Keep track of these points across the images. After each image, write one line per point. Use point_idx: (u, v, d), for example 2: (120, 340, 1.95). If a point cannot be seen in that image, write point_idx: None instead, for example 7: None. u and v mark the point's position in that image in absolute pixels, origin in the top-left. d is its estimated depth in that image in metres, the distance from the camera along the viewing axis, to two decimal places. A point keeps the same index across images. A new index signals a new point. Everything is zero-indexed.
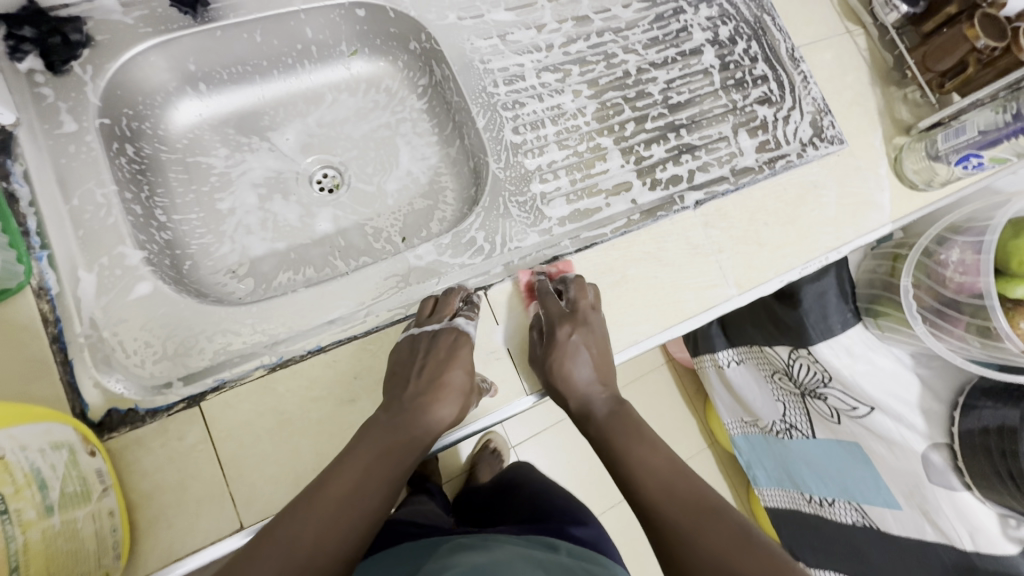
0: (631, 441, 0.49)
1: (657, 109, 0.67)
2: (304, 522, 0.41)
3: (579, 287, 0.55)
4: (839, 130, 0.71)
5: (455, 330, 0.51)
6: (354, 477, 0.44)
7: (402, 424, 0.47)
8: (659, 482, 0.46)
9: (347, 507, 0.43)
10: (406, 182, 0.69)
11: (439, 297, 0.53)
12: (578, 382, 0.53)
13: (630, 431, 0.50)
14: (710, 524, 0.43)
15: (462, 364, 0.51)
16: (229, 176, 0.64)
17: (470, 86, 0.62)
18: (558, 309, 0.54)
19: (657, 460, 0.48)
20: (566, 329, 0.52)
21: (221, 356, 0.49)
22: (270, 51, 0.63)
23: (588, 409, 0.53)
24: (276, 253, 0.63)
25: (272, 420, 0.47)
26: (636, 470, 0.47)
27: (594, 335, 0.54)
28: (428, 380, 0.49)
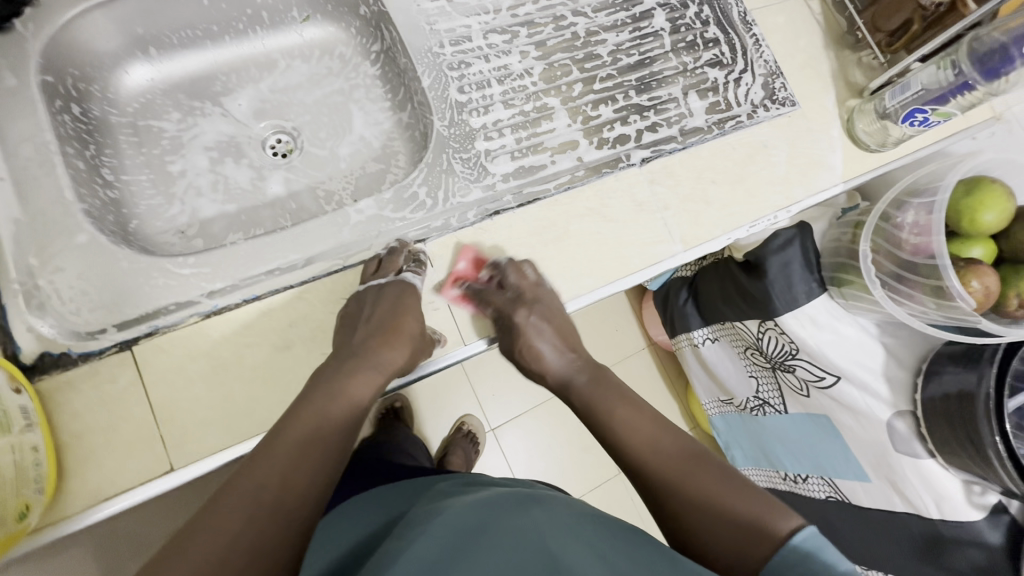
0: (616, 402, 0.56)
1: (606, 70, 0.67)
2: (274, 457, 0.43)
3: (516, 271, 0.56)
4: (792, 92, 0.71)
5: (401, 285, 0.52)
6: (310, 425, 0.45)
7: (355, 367, 0.50)
8: (642, 436, 0.53)
9: (308, 450, 0.44)
10: (359, 146, 0.70)
11: (382, 256, 0.54)
12: (548, 358, 0.60)
13: (613, 395, 0.57)
14: (691, 467, 0.49)
15: (413, 314, 0.53)
16: (180, 140, 0.65)
17: (416, 46, 0.63)
18: (502, 300, 0.56)
19: (642, 421, 0.54)
20: (522, 313, 0.56)
21: (156, 304, 0.49)
22: (219, 15, 0.64)
23: (567, 381, 0.60)
24: (226, 214, 0.64)
25: (206, 365, 0.48)
26: (621, 430, 0.54)
27: (550, 310, 0.58)
28: (376, 328, 0.51)
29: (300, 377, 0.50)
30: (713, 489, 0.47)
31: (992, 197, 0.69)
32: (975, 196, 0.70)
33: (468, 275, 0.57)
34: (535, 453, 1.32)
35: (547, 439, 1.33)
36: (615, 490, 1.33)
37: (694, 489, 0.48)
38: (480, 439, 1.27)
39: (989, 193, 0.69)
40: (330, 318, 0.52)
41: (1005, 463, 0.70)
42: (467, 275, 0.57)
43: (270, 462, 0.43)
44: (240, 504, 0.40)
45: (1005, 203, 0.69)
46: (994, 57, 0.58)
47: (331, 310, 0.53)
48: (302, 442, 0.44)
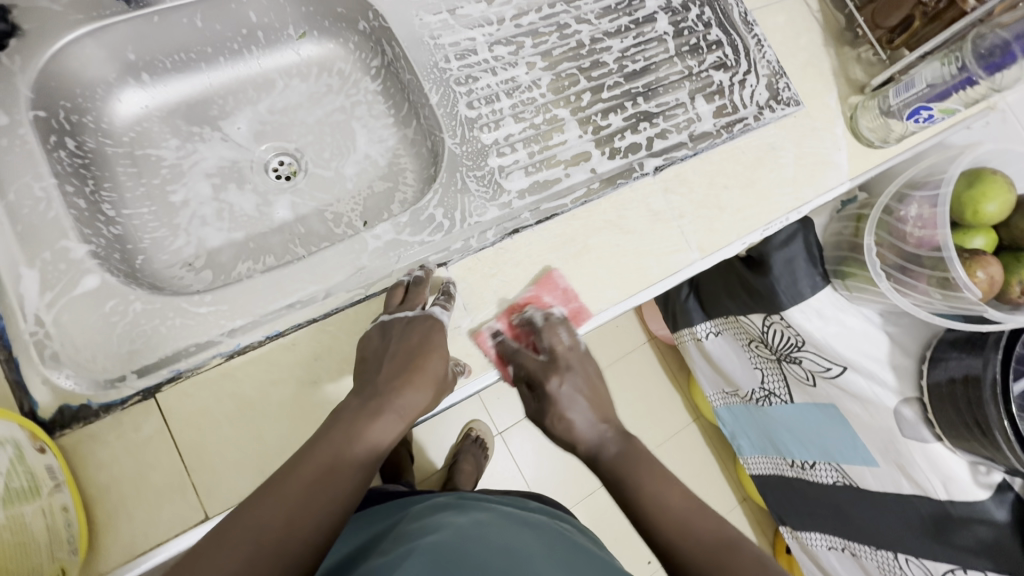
0: (646, 476, 0.48)
1: (613, 78, 0.67)
2: (270, 502, 0.39)
3: (553, 330, 0.55)
4: (795, 92, 0.72)
5: (429, 319, 0.51)
6: (322, 466, 0.42)
7: (374, 406, 0.47)
8: (674, 518, 0.45)
9: (314, 496, 0.41)
10: (365, 165, 0.68)
11: (407, 286, 0.52)
12: (578, 428, 0.53)
13: (640, 458, 0.50)
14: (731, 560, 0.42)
15: (438, 351, 0.50)
16: (180, 167, 0.63)
17: (421, 62, 0.61)
18: (535, 364, 0.54)
19: (672, 495, 0.46)
20: (553, 381, 0.54)
21: (176, 346, 0.47)
22: (213, 37, 0.62)
23: (597, 451, 0.52)
24: (234, 243, 0.62)
25: (234, 406, 0.47)
26: (650, 508, 0.46)
27: (582, 377, 0.55)
28: (400, 366, 0.48)
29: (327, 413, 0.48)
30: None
31: (996, 188, 0.71)
32: (979, 187, 0.71)
33: (502, 331, 0.55)
34: (544, 454, 1.32)
35: (555, 440, 1.33)
36: None
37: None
38: (489, 445, 1.27)
39: (992, 185, 0.71)
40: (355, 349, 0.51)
41: (1012, 443, 0.72)
42: (502, 331, 0.55)
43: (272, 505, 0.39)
44: (225, 560, 0.36)
45: (1006, 194, 0.71)
46: (995, 52, 0.59)
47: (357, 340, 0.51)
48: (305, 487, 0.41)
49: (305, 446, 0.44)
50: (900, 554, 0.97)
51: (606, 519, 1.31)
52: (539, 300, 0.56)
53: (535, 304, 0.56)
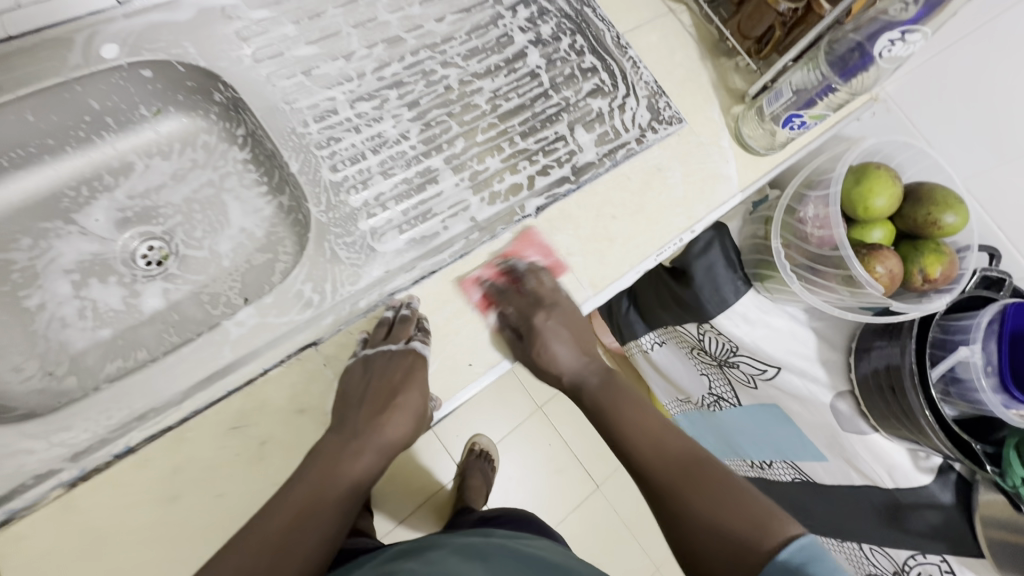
0: (624, 405, 0.58)
1: (486, 120, 0.65)
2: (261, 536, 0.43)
3: (536, 277, 0.59)
4: (676, 109, 0.71)
5: (410, 355, 0.51)
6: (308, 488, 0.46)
7: (359, 441, 0.51)
8: (647, 431, 0.54)
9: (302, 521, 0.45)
10: (241, 239, 0.65)
11: (394, 322, 0.53)
12: (563, 361, 0.61)
13: (620, 404, 0.58)
14: (687, 467, 0.50)
15: (418, 387, 0.52)
16: (34, 269, 0.59)
17: (278, 129, 0.59)
18: (521, 302, 0.58)
19: (646, 421, 0.56)
20: (541, 317, 0.58)
21: (13, 482, 0.43)
22: (52, 128, 0.58)
23: (580, 381, 0.62)
24: (100, 342, 0.58)
25: (81, 542, 0.42)
26: (627, 439, 0.55)
27: (564, 315, 0.59)
28: (386, 400, 0.52)
29: (195, 526, 0.45)
30: (716, 498, 0.47)
31: (880, 183, 0.71)
32: (865, 183, 0.71)
33: (485, 276, 0.58)
34: (510, 486, 1.26)
35: (522, 468, 1.28)
36: (597, 504, 1.29)
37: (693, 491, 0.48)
38: (494, 458, 1.23)
39: (876, 180, 0.71)
40: (218, 455, 0.47)
41: (936, 431, 0.72)
42: (485, 277, 0.58)
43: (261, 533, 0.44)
44: None
45: (892, 187, 0.71)
46: (852, 56, 0.59)
47: (221, 444, 0.47)
48: (291, 523, 0.45)
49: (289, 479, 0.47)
50: (865, 544, 0.90)
51: (582, 543, 1.26)
52: (523, 254, 0.60)
53: (515, 256, 0.60)
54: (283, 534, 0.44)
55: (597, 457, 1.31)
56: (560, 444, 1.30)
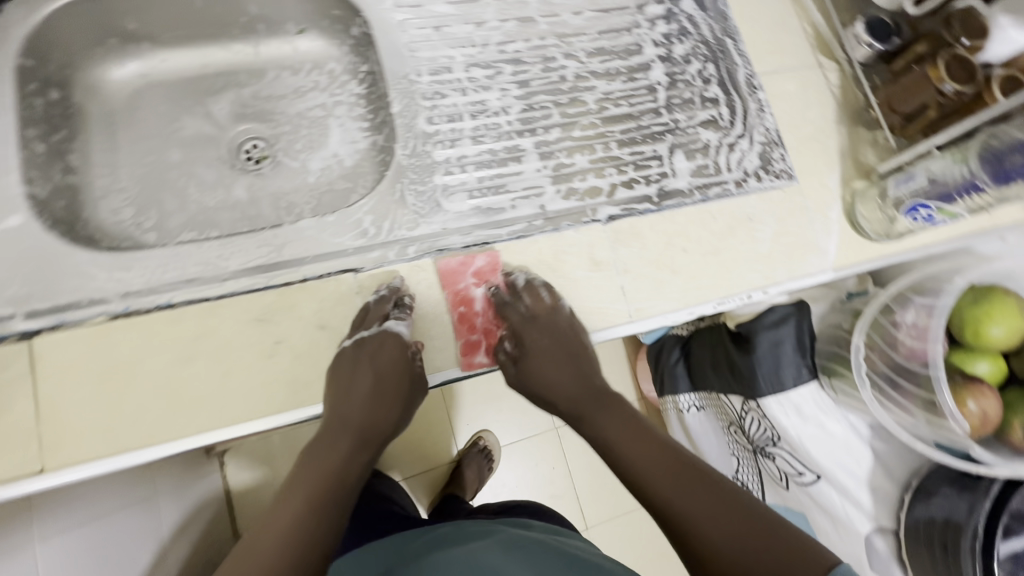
0: (625, 427, 0.52)
1: (589, 118, 0.64)
2: (256, 552, 0.42)
3: (531, 292, 0.55)
4: (790, 164, 0.66)
5: (382, 336, 0.51)
6: (302, 497, 0.46)
7: (346, 431, 0.50)
8: (652, 460, 0.48)
9: (299, 527, 0.44)
10: (330, 163, 0.69)
11: (370, 305, 0.52)
12: (560, 383, 0.55)
13: (624, 432, 0.51)
14: (693, 480, 0.45)
15: (400, 372, 0.53)
16: (157, 133, 0.66)
17: (393, 71, 0.62)
18: (516, 325, 0.55)
19: (650, 449, 0.49)
20: (535, 336, 0.55)
21: (70, 297, 0.48)
22: (213, 20, 0.65)
23: (579, 404, 0.54)
24: (185, 212, 0.64)
25: (102, 370, 0.47)
26: (631, 463, 0.49)
27: (558, 338, 0.56)
28: (365, 389, 0.50)
29: (197, 394, 0.48)
30: (725, 506, 0.43)
31: (1004, 310, 0.62)
32: (984, 305, 0.63)
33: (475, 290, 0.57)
34: (503, 492, 1.23)
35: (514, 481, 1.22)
36: None
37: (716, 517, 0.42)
38: (495, 458, 1.19)
39: (1000, 306, 0.62)
40: (238, 338, 0.49)
41: None
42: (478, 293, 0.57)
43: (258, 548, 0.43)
44: None
45: (1017, 320, 0.62)
46: (1013, 157, 0.52)
47: (243, 330, 0.50)
48: (285, 535, 0.43)
49: (286, 487, 0.47)
50: None
51: None
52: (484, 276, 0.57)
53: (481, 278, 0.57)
54: (286, 535, 0.43)
55: (598, 501, 1.23)
56: (563, 472, 1.23)
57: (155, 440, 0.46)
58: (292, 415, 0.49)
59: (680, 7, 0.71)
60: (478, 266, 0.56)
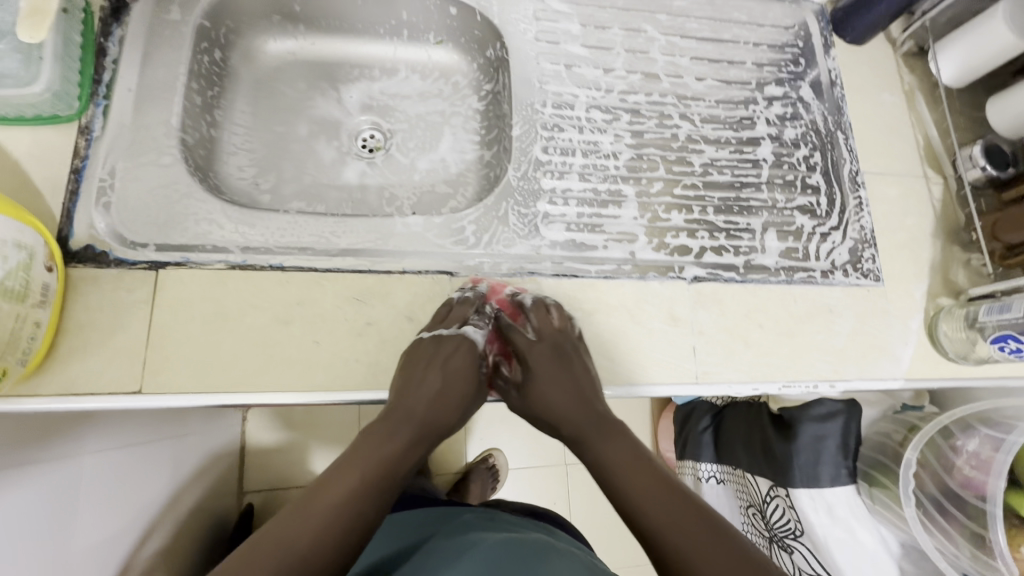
0: (630, 454, 0.50)
1: (691, 179, 0.66)
2: (298, 530, 0.42)
3: (537, 313, 0.55)
4: (879, 266, 0.67)
5: (458, 340, 0.53)
6: (353, 482, 0.45)
7: (408, 424, 0.50)
8: (651, 496, 0.46)
9: (345, 513, 0.44)
10: (437, 166, 0.73)
11: (453, 304, 0.54)
12: (556, 405, 0.53)
13: (626, 460, 0.49)
14: (687, 518, 0.45)
15: (465, 375, 0.53)
16: (291, 106, 0.72)
17: (520, 97, 0.66)
18: (523, 344, 0.56)
19: (650, 483, 0.47)
20: (536, 356, 0.55)
21: (198, 240, 0.52)
22: (367, 17, 0.71)
23: (576, 430, 0.52)
24: (300, 183, 0.68)
25: (211, 312, 0.50)
26: (626, 494, 0.48)
27: (560, 365, 0.54)
28: (432, 388, 0.51)
29: (288, 355, 0.51)
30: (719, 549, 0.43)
31: None
32: None
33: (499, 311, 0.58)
34: None
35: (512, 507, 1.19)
36: None
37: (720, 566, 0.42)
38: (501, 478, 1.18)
39: None
40: (335, 312, 0.53)
41: None
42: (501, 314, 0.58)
43: (303, 525, 0.42)
44: None
45: None
46: None
47: (340, 306, 0.53)
48: (327, 520, 0.43)
49: (338, 467, 0.47)
50: None
51: None
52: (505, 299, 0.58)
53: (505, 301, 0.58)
54: (331, 516, 0.43)
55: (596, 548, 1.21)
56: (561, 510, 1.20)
57: (241, 388, 0.49)
58: (364, 395, 0.52)
59: (798, 94, 0.73)
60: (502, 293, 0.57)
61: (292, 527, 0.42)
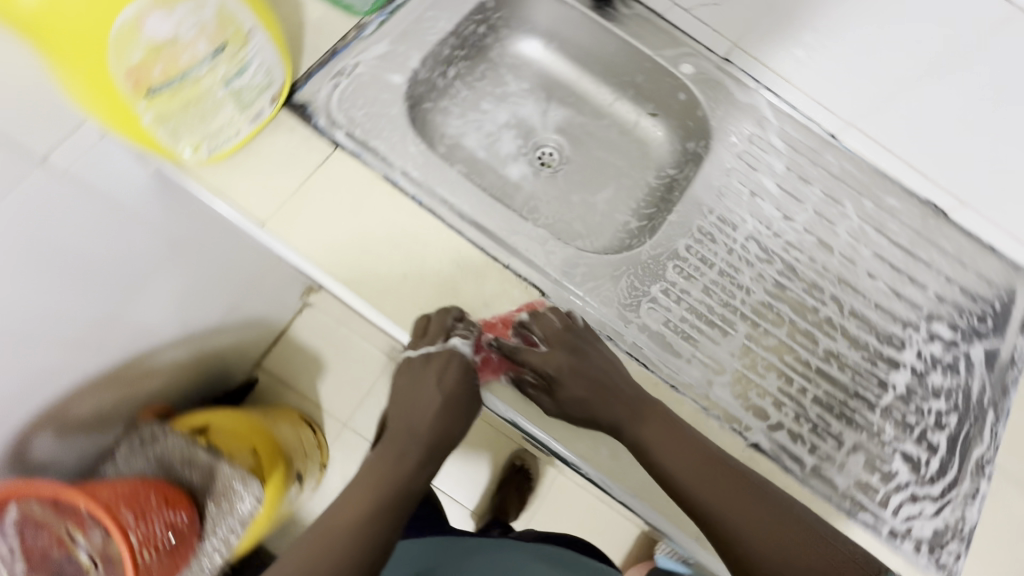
0: (668, 440, 0.52)
1: (807, 357, 0.63)
2: (335, 523, 0.52)
3: (539, 320, 0.56)
4: (957, 567, 0.57)
5: (448, 354, 0.54)
6: (373, 488, 0.54)
7: (416, 442, 0.57)
8: (704, 477, 0.51)
9: (366, 514, 0.52)
10: (586, 207, 0.76)
11: (431, 317, 0.54)
12: (582, 395, 0.54)
13: (666, 444, 0.52)
14: (739, 496, 0.50)
15: (456, 389, 0.56)
16: (507, 97, 0.80)
17: (693, 196, 0.68)
18: (535, 350, 0.55)
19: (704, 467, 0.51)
20: (552, 360, 0.55)
21: (377, 147, 0.60)
22: (610, 65, 0.78)
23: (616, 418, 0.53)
24: (473, 155, 0.75)
25: (350, 202, 0.57)
26: (681, 481, 0.51)
27: (577, 369, 0.54)
28: (434, 400, 0.56)
29: (379, 270, 0.55)
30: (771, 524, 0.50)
31: None
32: None
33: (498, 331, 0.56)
34: None
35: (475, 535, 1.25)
36: None
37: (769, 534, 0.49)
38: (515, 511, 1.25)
39: None
40: (434, 262, 0.57)
41: None
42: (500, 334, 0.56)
43: (338, 520, 0.52)
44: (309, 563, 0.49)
45: None
46: None
47: (442, 260, 0.57)
48: (353, 519, 0.52)
49: (361, 477, 0.55)
50: None
51: None
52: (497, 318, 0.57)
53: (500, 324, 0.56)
54: (359, 514, 0.52)
55: None
56: None
57: (331, 272, 0.55)
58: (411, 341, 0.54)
59: (967, 351, 0.66)
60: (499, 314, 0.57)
61: (332, 517, 0.53)
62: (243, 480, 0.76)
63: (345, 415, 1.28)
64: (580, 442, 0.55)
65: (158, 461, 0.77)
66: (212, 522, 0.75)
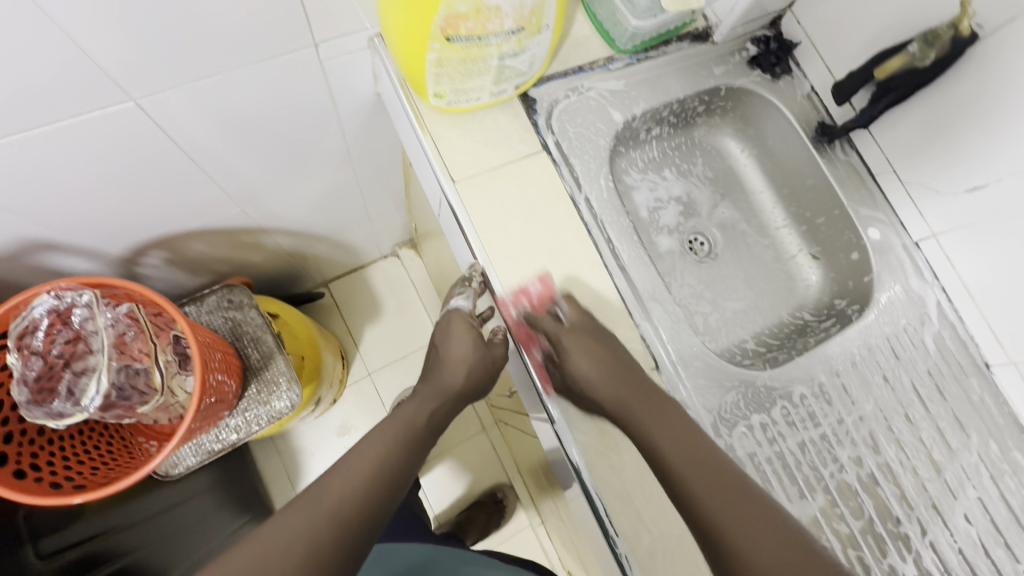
0: (650, 416, 0.53)
1: (867, 559, 0.59)
2: (332, 483, 0.52)
3: (565, 301, 0.57)
4: None
5: (458, 315, 0.62)
6: (374, 451, 0.55)
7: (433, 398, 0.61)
8: (685, 455, 0.50)
9: (364, 475, 0.53)
10: (714, 307, 0.76)
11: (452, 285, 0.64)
12: (588, 381, 0.54)
13: (651, 420, 0.53)
14: (724, 482, 0.49)
15: (468, 341, 0.61)
16: (689, 174, 0.81)
17: (827, 350, 0.66)
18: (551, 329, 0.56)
19: (677, 441, 0.51)
20: (564, 340, 0.55)
21: (573, 165, 0.63)
22: (797, 193, 0.78)
23: (596, 386, 0.54)
24: (636, 210, 0.77)
25: (532, 199, 0.60)
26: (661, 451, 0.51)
27: (579, 346, 0.55)
28: (448, 352, 0.61)
29: (528, 268, 0.58)
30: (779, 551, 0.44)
31: None
32: None
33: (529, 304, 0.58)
34: None
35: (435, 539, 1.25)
36: None
37: (750, 515, 0.46)
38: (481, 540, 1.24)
39: None
40: (577, 287, 0.59)
41: None
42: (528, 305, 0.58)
43: (335, 480, 0.52)
44: (297, 526, 0.48)
45: None
46: None
47: (583, 289, 0.59)
48: (350, 480, 0.52)
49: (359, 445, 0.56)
50: None
51: None
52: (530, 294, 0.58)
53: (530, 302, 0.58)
54: (361, 474, 0.53)
55: None
56: None
57: (488, 251, 0.57)
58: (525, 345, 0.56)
59: None
60: (530, 288, 0.58)
61: (329, 480, 0.52)
62: (288, 381, 0.81)
63: (376, 367, 1.30)
64: (628, 520, 0.53)
65: (231, 325, 0.82)
66: (245, 404, 0.80)
